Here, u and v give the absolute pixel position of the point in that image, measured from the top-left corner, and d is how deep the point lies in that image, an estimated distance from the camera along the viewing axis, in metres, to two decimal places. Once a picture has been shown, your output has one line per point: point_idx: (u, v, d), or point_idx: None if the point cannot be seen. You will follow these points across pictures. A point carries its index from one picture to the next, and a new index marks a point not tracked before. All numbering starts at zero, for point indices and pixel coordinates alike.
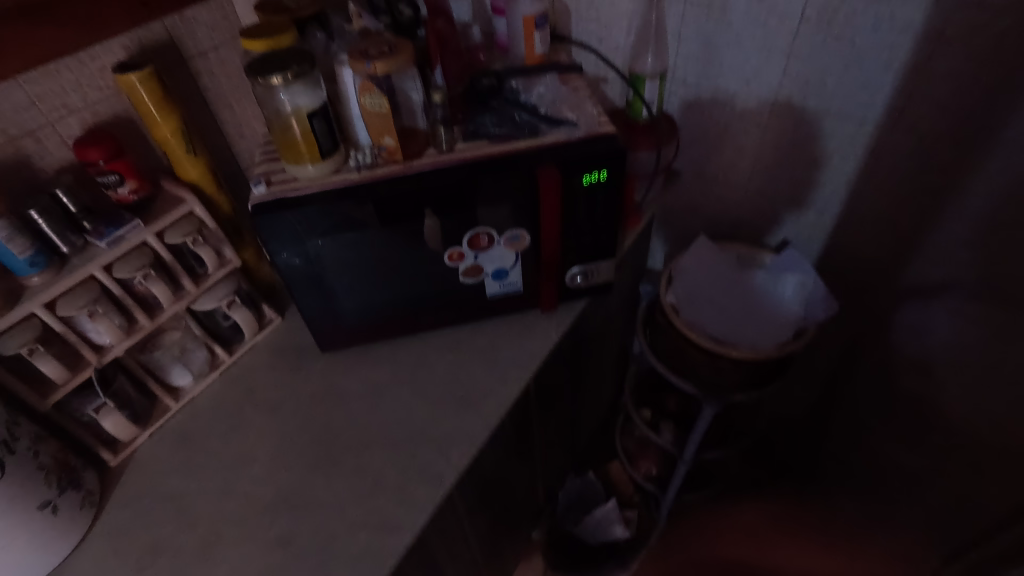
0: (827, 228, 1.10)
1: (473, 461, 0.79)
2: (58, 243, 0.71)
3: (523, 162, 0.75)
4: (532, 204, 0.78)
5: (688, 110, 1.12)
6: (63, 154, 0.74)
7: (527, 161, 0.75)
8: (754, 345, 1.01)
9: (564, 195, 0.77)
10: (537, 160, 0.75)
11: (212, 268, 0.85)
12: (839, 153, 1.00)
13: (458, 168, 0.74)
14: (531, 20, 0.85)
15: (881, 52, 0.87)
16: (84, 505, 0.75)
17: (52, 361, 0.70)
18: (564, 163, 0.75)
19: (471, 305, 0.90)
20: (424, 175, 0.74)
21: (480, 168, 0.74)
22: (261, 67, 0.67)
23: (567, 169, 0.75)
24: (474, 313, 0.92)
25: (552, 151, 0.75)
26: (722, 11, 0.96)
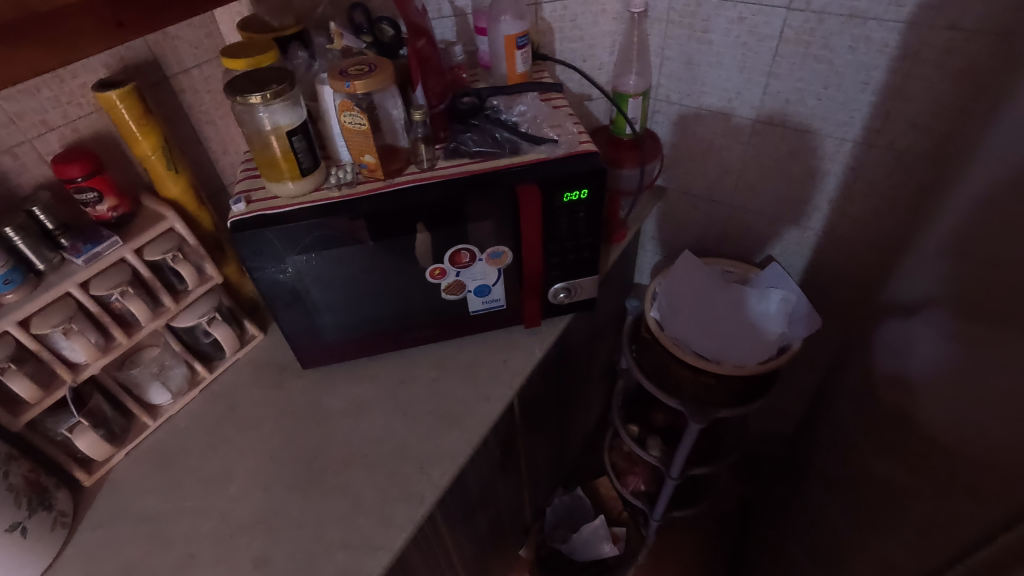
0: (811, 244, 1.11)
1: (454, 479, 0.79)
2: (34, 260, 0.70)
3: (505, 180, 0.75)
4: (514, 222, 0.78)
5: (671, 127, 1.13)
6: (42, 170, 0.74)
7: (508, 179, 0.75)
8: (738, 362, 1.02)
9: (546, 213, 0.78)
10: (518, 179, 0.75)
11: (193, 285, 0.84)
12: (821, 171, 1.01)
13: (439, 186, 0.75)
14: (512, 40, 0.85)
15: (858, 73, 0.89)
16: (56, 527, 0.73)
17: (25, 380, 0.69)
18: (545, 181, 0.75)
19: (455, 322, 0.90)
20: (405, 193, 0.74)
21: (462, 187, 0.75)
22: (240, 87, 0.66)
23: (548, 188, 0.76)
24: (457, 329, 0.92)
25: (534, 169, 0.76)
26: (703, 30, 0.98)
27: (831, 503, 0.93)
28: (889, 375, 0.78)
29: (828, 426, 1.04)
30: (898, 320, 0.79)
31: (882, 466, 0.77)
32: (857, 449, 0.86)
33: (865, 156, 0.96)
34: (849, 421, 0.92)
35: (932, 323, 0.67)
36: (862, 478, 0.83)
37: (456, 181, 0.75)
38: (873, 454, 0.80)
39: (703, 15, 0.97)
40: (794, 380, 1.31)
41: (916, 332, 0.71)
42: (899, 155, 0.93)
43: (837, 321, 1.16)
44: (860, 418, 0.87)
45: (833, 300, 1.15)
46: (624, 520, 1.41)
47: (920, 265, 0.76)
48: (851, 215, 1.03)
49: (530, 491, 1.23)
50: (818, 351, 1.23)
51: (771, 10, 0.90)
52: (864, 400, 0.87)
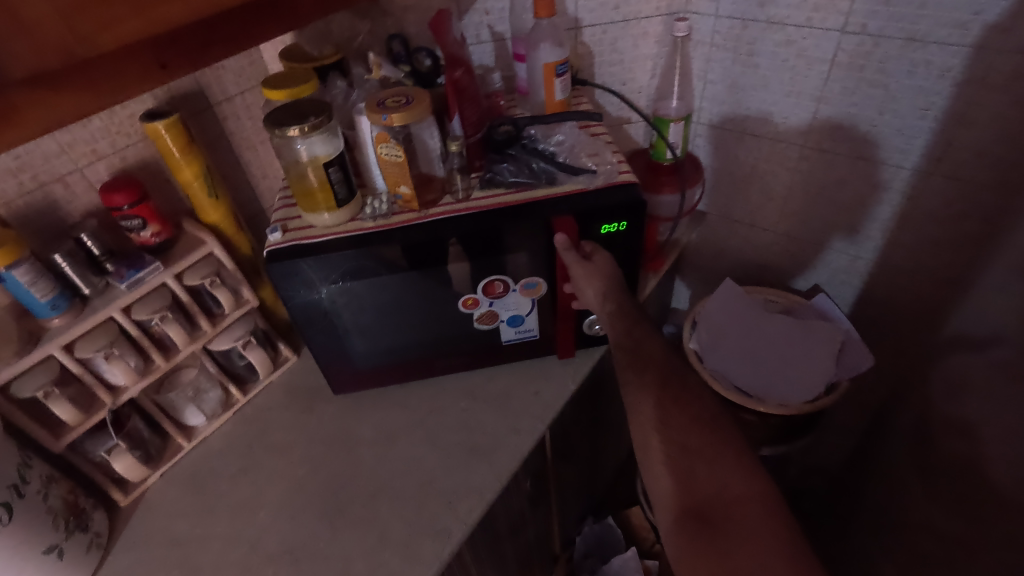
0: (861, 274, 1.05)
1: (482, 515, 0.77)
2: (80, 285, 0.72)
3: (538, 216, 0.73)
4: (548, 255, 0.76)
5: (713, 150, 1.09)
6: (90, 198, 0.76)
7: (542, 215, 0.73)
8: (784, 401, 0.97)
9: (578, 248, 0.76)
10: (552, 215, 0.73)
11: (229, 309, 0.85)
12: (874, 199, 0.96)
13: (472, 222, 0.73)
14: (551, 67, 0.84)
15: (916, 98, 0.84)
16: (91, 548, 0.74)
17: (67, 405, 0.71)
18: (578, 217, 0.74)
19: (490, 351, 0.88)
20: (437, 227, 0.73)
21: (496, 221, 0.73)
22: (279, 119, 0.67)
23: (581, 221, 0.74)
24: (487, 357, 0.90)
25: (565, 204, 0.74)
26: (749, 54, 0.95)
27: (886, 556, 0.86)
28: (949, 423, 0.72)
29: (883, 472, 0.95)
30: (960, 363, 0.73)
31: (944, 522, 0.71)
32: (912, 496, 0.80)
33: (923, 185, 0.90)
34: (901, 465, 0.87)
35: (998, 372, 0.62)
36: (918, 530, 0.77)
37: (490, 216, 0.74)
38: (932, 506, 0.74)
39: (749, 37, 0.93)
40: (841, 415, 1.24)
41: (979, 379, 0.66)
42: (961, 185, 0.87)
43: (890, 356, 1.10)
44: (918, 467, 0.80)
45: (885, 335, 1.09)
46: (657, 553, 1.37)
47: (984, 307, 0.71)
48: (907, 246, 0.97)
49: (559, 521, 1.20)
50: (869, 387, 1.16)
51: (822, 33, 0.86)
52: (922, 445, 0.80)
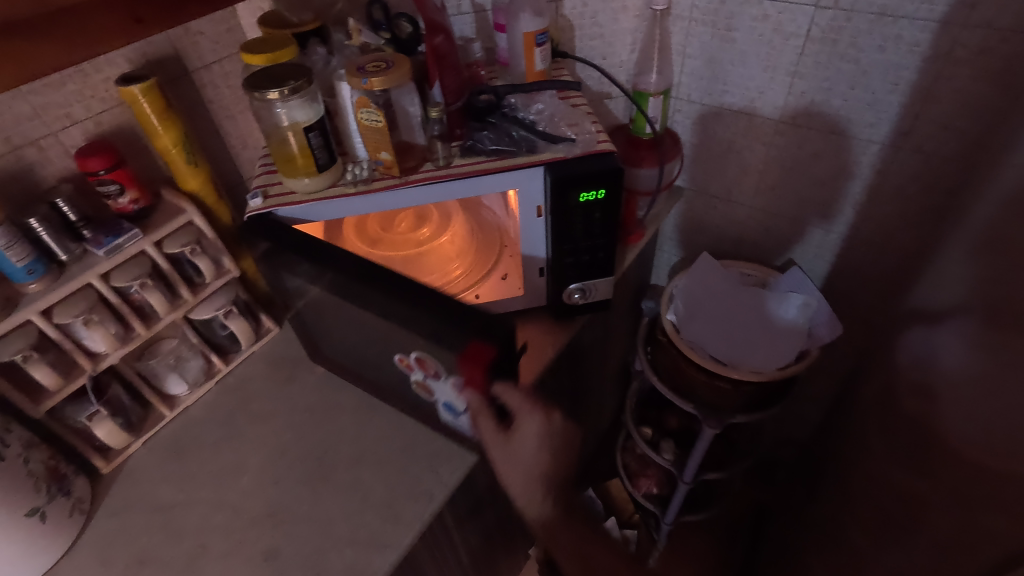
0: (834, 247, 1.08)
1: (464, 477, 0.78)
2: (57, 251, 0.72)
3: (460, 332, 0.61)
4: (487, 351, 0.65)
5: (692, 126, 1.11)
6: (66, 163, 0.75)
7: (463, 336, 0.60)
8: (757, 368, 0.99)
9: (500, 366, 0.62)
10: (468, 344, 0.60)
11: (210, 278, 0.85)
12: (846, 173, 0.99)
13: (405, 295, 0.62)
14: (531, 37, 0.84)
15: (886, 72, 0.86)
16: (74, 513, 0.75)
17: (46, 369, 0.70)
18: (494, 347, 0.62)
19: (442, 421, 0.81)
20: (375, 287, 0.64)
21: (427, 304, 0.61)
22: (258, 82, 0.67)
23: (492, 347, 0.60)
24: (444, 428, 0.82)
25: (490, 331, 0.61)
26: (726, 29, 0.96)
27: (849, 514, 0.91)
28: (913, 385, 0.75)
29: (848, 436, 1.01)
30: (926, 326, 0.76)
31: (902, 478, 0.75)
32: (877, 457, 0.85)
33: (892, 159, 0.93)
34: (868, 429, 0.91)
35: (957, 332, 0.65)
36: (880, 488, 0.81)
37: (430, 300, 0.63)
38: (894, 463, 0.78)
39: (727, 12, 0.94)
40: (814, 387, 1.28)
41: (942, 340, 0.69)
42: (927, 158, 0.90)
43: (858, 327, 1.13)
44: (882, 428, 0.84)
45: (854, 308, 1.13)
46: (635, 523, 1.42)
47: (949, 271, 0.74)
48: (877, 219, 1.00)
49: None
50: (840, 359, 1.20)
51: (797, 8, 0.88)
52: (887, 408, 0.84)
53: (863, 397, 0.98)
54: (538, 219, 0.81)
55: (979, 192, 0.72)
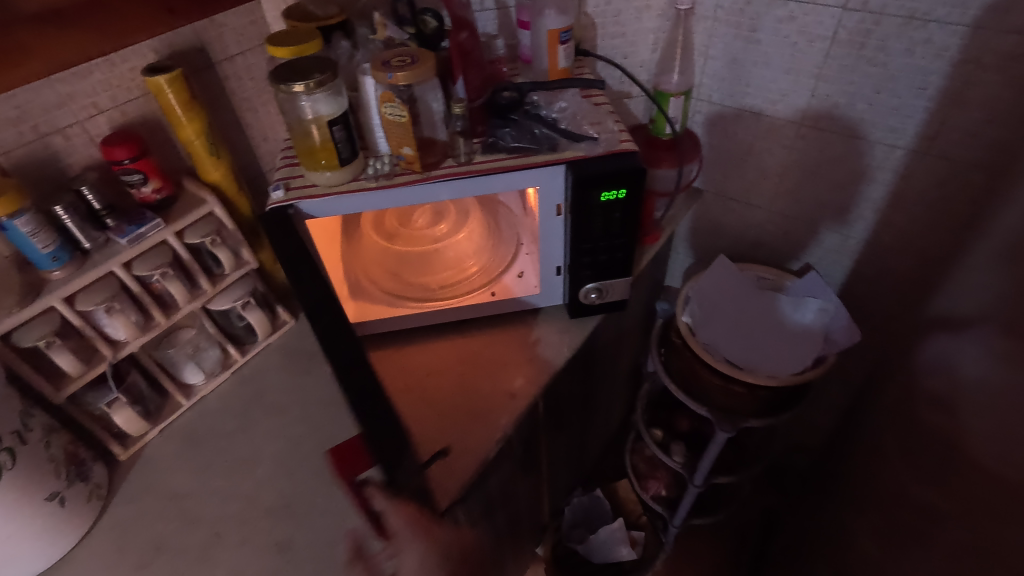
0: (853, 253, 1.07)
1: (478, 475, 0.78)
2: (80, 239, 0.72)
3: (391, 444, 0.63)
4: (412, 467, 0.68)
5: (712, 128, 1.10)
6: (90, 152, 0.76)
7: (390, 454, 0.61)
8: (772, 372, 0.98)
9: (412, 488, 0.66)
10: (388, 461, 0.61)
11: (229, 269, 0.86)
12: (867, 178, 0.98)
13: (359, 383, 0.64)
14: (555, 35, 0.84)
15: (914, 76, 0.85)
16: (91, 499, 0.76)
17: (69, 355, 0.71)
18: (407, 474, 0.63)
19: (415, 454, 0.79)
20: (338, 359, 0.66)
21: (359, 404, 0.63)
22: (283, 75, 0.67)
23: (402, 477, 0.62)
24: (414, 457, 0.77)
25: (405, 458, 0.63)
26: (751, 30, 0.95)
27: (861, 522, 0.90)
28: (932, 395, 0.75)
29: (862, 444, 1.00)
30: (946, 336, 0.75)
31: (916, 487, 0.74)
32: (892, 465, 0.84)
33: (915, 165, 0.92)
34: (884, 436, 0.90)
35: (980, 341, 0.64)
36: (895, 497, 0.80)
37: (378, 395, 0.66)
38: (910, 473, 0.77)
39: (752, 13, 0.94)
40: (828, 393, 1.27)
41: (963, 350, 0.68)
42: (952, 165, 0.89)
43: (876, 335, 1.12)
44: (899, 436, 0.84)
45: (872, 314, 1.11)
46: (643, 524, 1.40)
47: (971, 281, 0.73)
48: (898, 225, 0.99)
49: (549, 490, 1.22)
50: (854, 365, 1.19)
51: (824, 10, 0.87)
52: (904, 416, 0.83)
53: (879, 404, 0.97)
54: (556, 218, 0.81)
55: (1009, 199, 0.70)
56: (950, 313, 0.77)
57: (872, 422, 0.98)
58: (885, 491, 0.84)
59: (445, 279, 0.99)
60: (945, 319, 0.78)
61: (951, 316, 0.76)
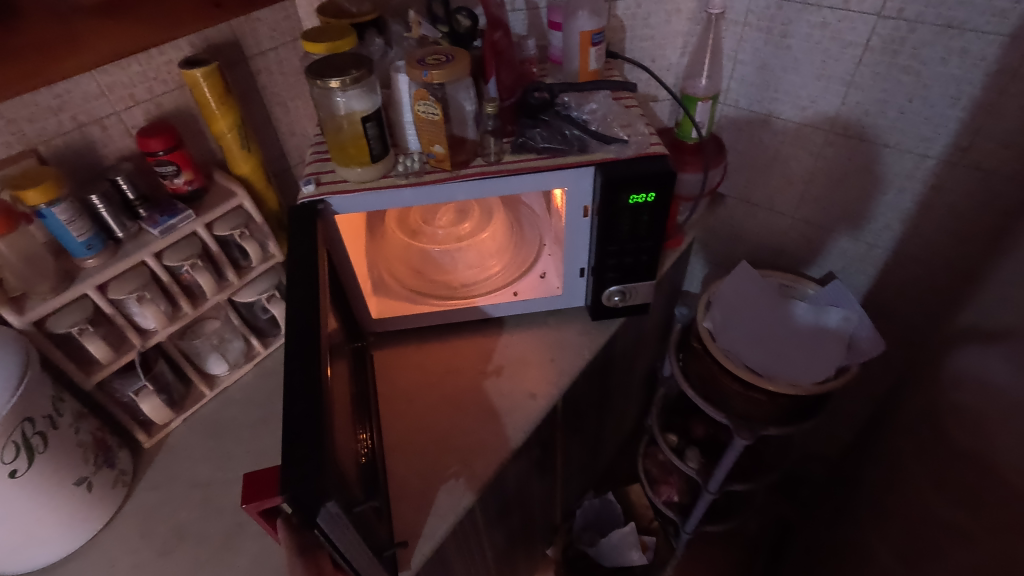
0: (878, 263, 1.06)
1: (497, 474, 0.78)
2: (114, 228, 0.73)
3: (314, 475, 0.46)
4: (359, 509, 0.56)
5: (738, 133, 1.10)
6: (126, 143, 0.77)
7: (308, 480, 0.46)
8: (793, 380, 0.97)
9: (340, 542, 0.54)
10: (299, 489, 0.45)
11: (256, 262, 0.86)
12: (896, 187, 0.97)
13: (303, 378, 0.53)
14: (588, 36, 0.84)
15: (948, 85, 0.84)
16: (117, 484, 0.77)
17: (100, 342, 0.72)
18: (337, 516, 0.50)
19: (384, 505, 0.70)
20: (293, 345, 0.56)
21: (299, 404, 0.50)
22: (319, 71, 0.67)
23: (322, 518, 0.49)
24: (383, 513, 0.69)
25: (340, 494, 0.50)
26: (782, 35, 0.95)
27: (880, 535, 0.89)
28: (958, 409, 0.74)
29: (884, 456, 0.99)
30: (975, 349, 0.74)
31: (939, 501, 0.73)
32: (913, 478, 0.83)
33: (946, 176, 0.91)
34: (906, 449, 0.89)
35: (1013, 355, 0.63)
36: (915, 511, 0.79)
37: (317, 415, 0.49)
38: (932, 486, 0.76)
39: (784, 18, 0.93)
40: (847, 403, 1.26)
41: (994, 363, 0.67)
42: (985, 176, 0.87)
43: (900, 346, 1.11)
44: (921, 448, 0.83)
45: (897, 325, 1.10)
46: (655, 530, 1.39)
47: (1003, 295, 0.72)
48: (925, 236, 0.98)
49: (562, 492, 1.22)
50: (875, 376, 1.17)
51: (859, 16, 0.86)
52: (928, 429, 0.82)
53: (902, 416, 0.96)
54: (583, 220, 0.81)
55: None
56: (981, 324, 0.76)
57: (895, 433, 0.97)
58: (907, 504, 0.83)
59: (469, 278, 0.99)
60: (975, 331, 0.77)
61: (982, 328, 0.75)
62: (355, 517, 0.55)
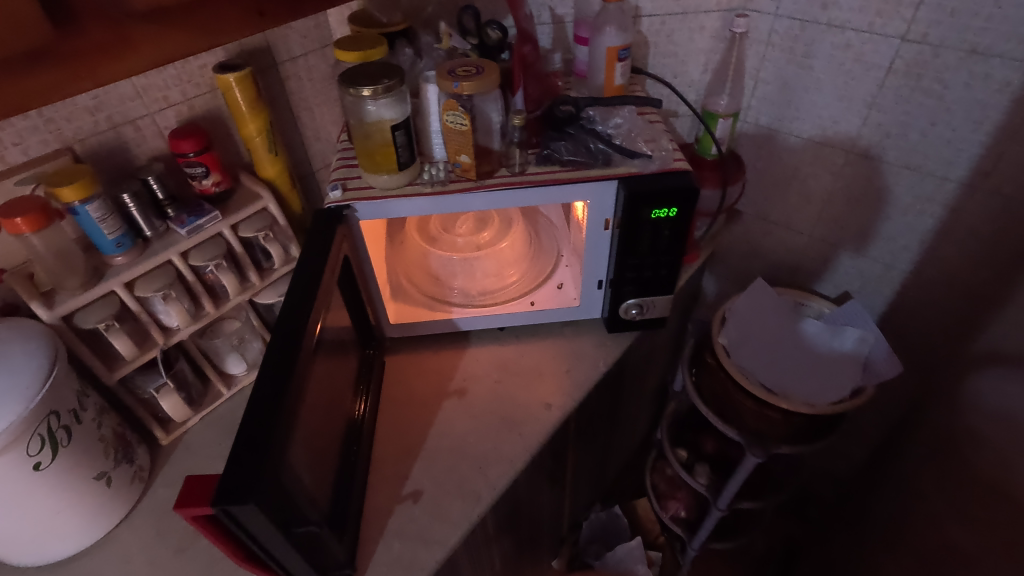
0: (894, 283, 1.06)
1: (511, 483, 0.79)
2: (143, 227, 0.74)
3: (251, 490, 0.47)
4: (310, 528, 0.57)
5: (757, 150, 1.10)
6: (157, 144, 0.78)
7: (240, 491, 0.47)
8: (809, 399, 0.96)
9: (274, 550, 0.55)
10: (229, 497, 0.47)
11: (278, 264, 0.87)
12: (915, 209, 0.97)
13: (274, 389, 0.53)
14: (614, 51, 0.85)
15: (971, 110, 0.84)
16: (135, 480, 0.77)
17: (125, 339, 0.73)
18: (269, 530, 0.51)
19: (349, 519, 0.69)
20: (298, 348, 0.57)
21: (269, 408, 0.52)
22: (352, 79, 0.68)
23: (263, 526, 0.50)
24: (349, 528, 0.68)
25: (278, 514, 0.51)
26: (805, 55, 0.95)
27: (892, 558, 0.88)
28: (975, 432, 0.73)
29: (897, 480, 0.98)
30: (995, 374, 0.74)
31: (953, 525, 0.73)
32: (927, 502, 0.82)
33: (966, 199, 0.91)
34: (920, 472, 0.88)
35: None
36: (928, 535, 0.78)
37: (272, 431, 0.50)
38: (946, 510, 0.76)
39: (807, 39, 0.94)
40: (859, 423, 1.26)
41: (1015, 388, 0.67)
42: (1006, 201, 0.87)
43: (915, 368, 1.10)
44: (935, 471, 0.82)
45: (912, 347, 1.10)
46: (661, 545, 1.39)
47: None
48: (944, 259, 0.98)
49: (570, 504, 1.22)
50: (889, 397, 1.17)
51: (882, 39, 0.87)
52: (942, 451, 0.82)
53: (918, 438, 0.95)
54: (603, 232, 0.82)
55: None
56: (1002, 349, 0.76)
57: (909, 456, 0.96)
58: (918, 526, 0.83)
59: (486, 287, 1.00)
60: (998, 357, 0.76)
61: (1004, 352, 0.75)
62: (297, 535, 0.55)
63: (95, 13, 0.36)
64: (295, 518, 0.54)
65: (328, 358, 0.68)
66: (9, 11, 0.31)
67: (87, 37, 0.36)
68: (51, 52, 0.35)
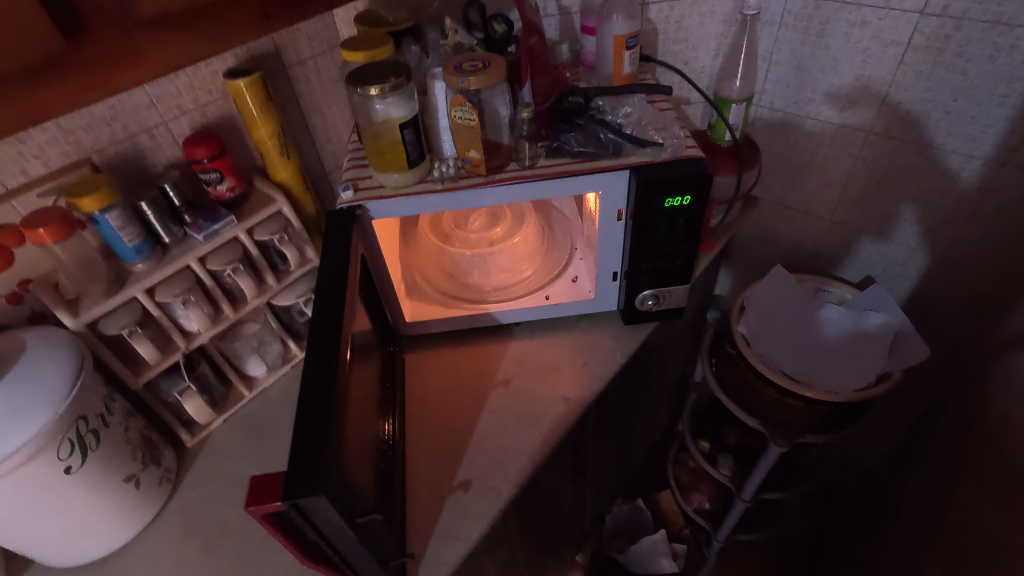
0: (919, 266, 1.03)
1: (530, 478, 0.78)
2: (161, 233, 0.76)
3: (320, 481, 0.47)
4: (367, 518, 0.58)
5: (772, 134, 1.08)
6: (172, 151, 0.80)
7: (309, 484, 0.47)
8: (832, 387, 0.95)
9: (339, 546, 0.56)
10: (298, 491, 0.47)
11: (294, 266, 0.88)
12: (939, 188, 0.94)
13: (311, 388, 0.54)
14: (622, 40, 0.84)
15: (997, 84, 0.81)
16: (162, 482, 0.79)
17: (148, 344, 0.75)
18: (335, 523, 0.51)
19: (395, 511, 0.70)
20: (320, 347, 0.57)
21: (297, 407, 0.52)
22: (358, 78, 0.68)
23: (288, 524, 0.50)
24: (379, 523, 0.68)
25: (342, 504, 0.51)
26: (820, 35, 0.93)
27: (924, 548, 0.86)
28: (1009, 417, 0.71)
29: (927, 466, 0.95)
30: None
31: (987, 513, 0.71)
32: (960, 491, 0.79)
33: (994, 176, 0.88)
34: (950, 459, 0.86)
35: None
36: (963, 524, 0.76)
37: (313, 427, 0.51)
38: (979, 498, 0.73)
39: (821, 18, 0.92)
40: (887, 410, 1.23)
41: None
42: None
43: (944, 353, 1.07)
44: (966, 457, 0.80)
45: (939, 331, 1.07)
46: (685, 537, 1.37)
47: None
48: (972, 239, 0.95)
49: (591, 499, 1.21)
50: (918, 382, 1.14)
51: (901, 14, 0.84)
52: (973, 437, 0.80)
53: (948, 424, 0.93)
54: (617, 223, 0.81)
55: None
56: None
57: (940, 442, 0.94)
58: (950, 515, 0.81)
59: (500, 283, 1.00)
60: None
61: None
62: (359, 527, 0.56)
63: (104, 20, 0.34)
64: (355, 510, 0.55)
65: (357, 357, 0.69)
66: (13, 16, 0.30)
67: (98, 46, 0.34)
68: (62, 65, 0.33)
